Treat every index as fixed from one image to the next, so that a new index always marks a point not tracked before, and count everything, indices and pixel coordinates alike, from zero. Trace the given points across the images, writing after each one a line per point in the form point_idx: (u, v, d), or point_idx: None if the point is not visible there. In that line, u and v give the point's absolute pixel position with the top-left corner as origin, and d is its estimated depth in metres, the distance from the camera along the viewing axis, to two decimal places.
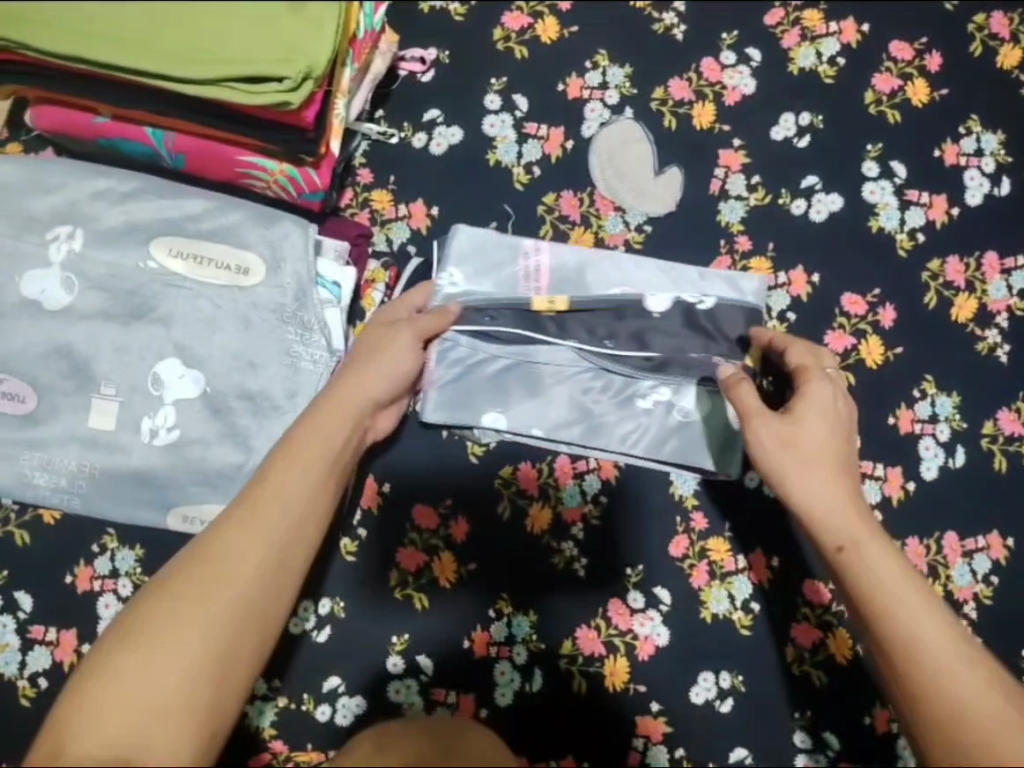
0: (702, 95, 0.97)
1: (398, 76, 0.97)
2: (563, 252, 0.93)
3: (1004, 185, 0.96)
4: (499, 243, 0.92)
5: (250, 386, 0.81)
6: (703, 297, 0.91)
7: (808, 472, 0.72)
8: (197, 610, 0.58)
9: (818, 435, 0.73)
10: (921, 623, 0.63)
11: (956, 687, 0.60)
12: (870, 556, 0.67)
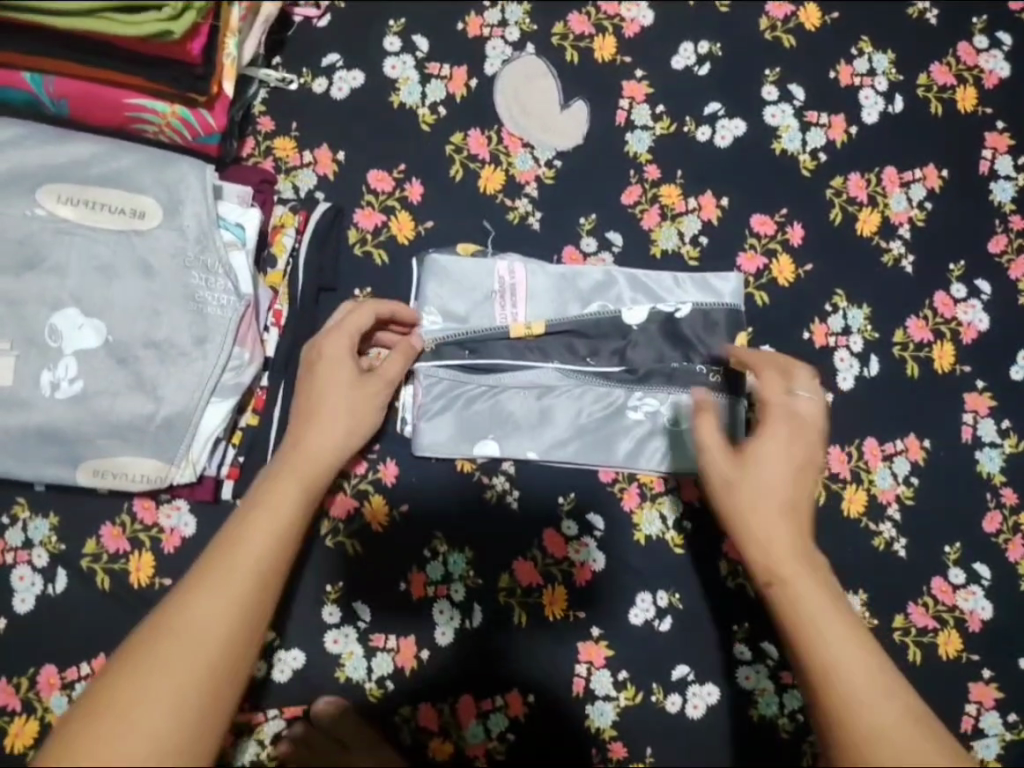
0: (602, 28, 0.99)
1: (293, 23, 0.96)
2: (537, 270, 0.91)
3: (897, 102, 1.00)
4: (470, 270, 0.91)
5: (156, 335, 0.79)
6: (679, 306, 0.90)
7: (749, 513, 0.65)
8: (168, 673, 0.53)
9: (768, 479, 0.67)
10: (874, 676, 0.58)
11: (903, 744, 0.55)
12: (801, 586, 0.62)
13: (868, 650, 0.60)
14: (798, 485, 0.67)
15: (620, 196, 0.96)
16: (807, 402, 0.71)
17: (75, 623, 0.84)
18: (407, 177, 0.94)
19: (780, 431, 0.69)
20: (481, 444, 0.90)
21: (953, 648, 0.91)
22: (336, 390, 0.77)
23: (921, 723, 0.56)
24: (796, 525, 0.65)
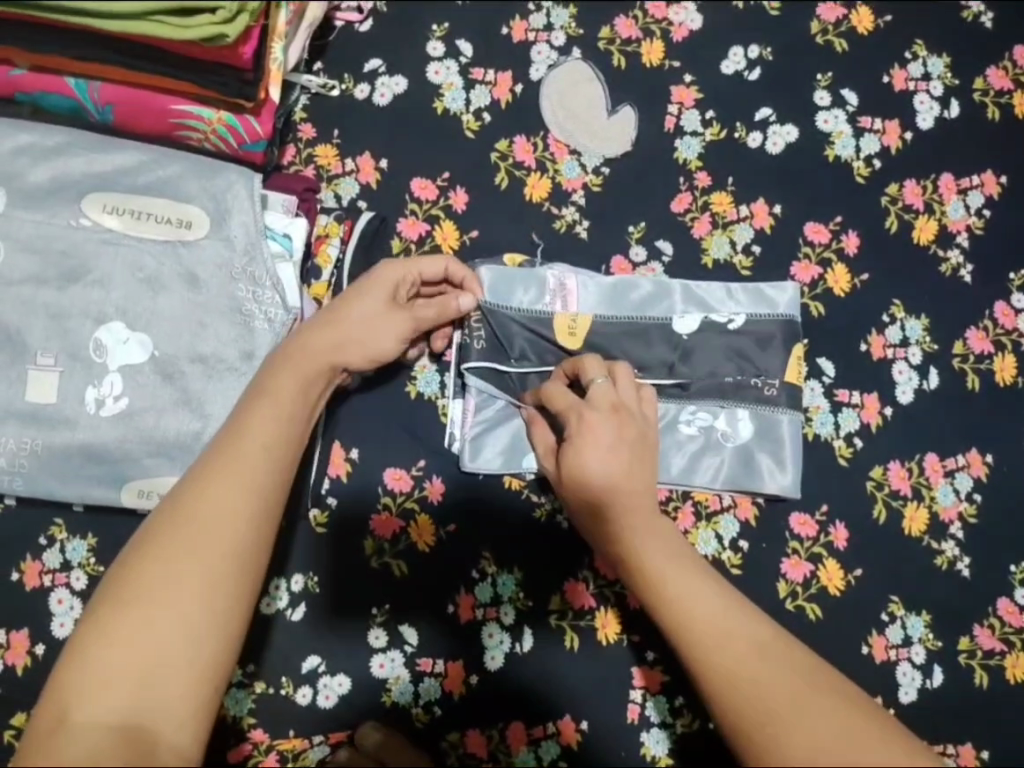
0: (649, 32, 0.97)
1: (335, 27, 0.95)
2: (587, 279, 0.89)
3: (953, 107, 0.97)
4: (518, 274, 0.88)
5: (202, 349, 0.76)
6: (732, 317, 0.88)
7: (599, 488, 0.67)
8: (183, 557, 0.51)
9: (605, 462, 0.67)
10: (722, 623, 0.57)
11: (756, 677, 0.54)
12: (648, 548, 0.64)
13: (725, 595, 0.59)
14: (623, 458, 0.67)
15: (670, 203, 0.94)
16: (597, 388, 0.72)
17: None
18: (451, 186, 0.93)
19: (597, 421, 0.69)
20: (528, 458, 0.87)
21: (1021, 673, 0.88)
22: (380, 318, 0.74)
23: (780, 651, 0.55)
24: (635, 502, 0.66)
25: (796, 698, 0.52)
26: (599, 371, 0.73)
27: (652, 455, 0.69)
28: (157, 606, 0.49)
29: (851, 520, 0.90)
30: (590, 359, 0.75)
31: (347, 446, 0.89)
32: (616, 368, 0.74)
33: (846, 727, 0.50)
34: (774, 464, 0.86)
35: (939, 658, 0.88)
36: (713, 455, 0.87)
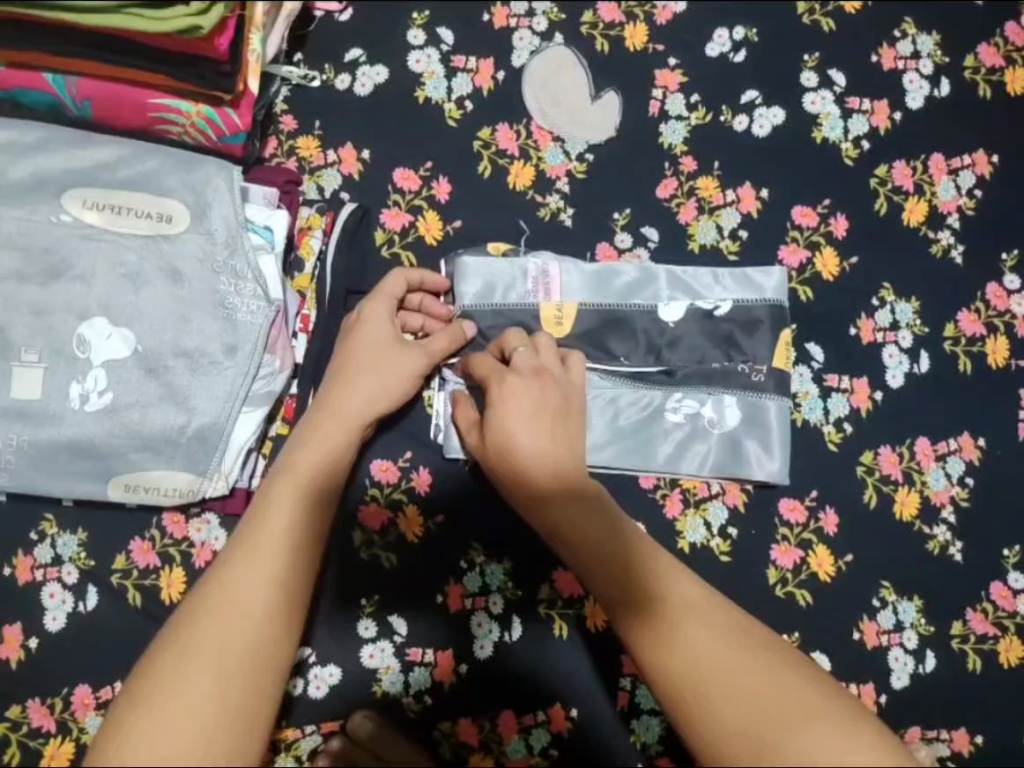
0: (632, 16, 0.96)
1: (314, 17, 0.94)
2: (570, 266, 0.88)
3: (943, 86, 0.95)
4: (497, 266, 0.87)
5: (185, 343, 0.76)
6: (718, 302, 0.87)
7: (524, 456, 0.71)
8: (205, 649, 0.55)
9: (531, 433, 0.72)
10: (660, 595, 0.62)
11: (687, 639, 0.58)
12: (580, 521, 0.68)
13: (666, 568, 0.65)
14: (547, 429, 0.73)
15: (655, 190, 0.93)
16: (520, 358, 0.77)
17: (107, 639, 0.83)
18: (434, 176, 0.92)
19: (518, 384, 0.75)
20: None
21: (1014, 656, 0.87)
22: (374, 365, 0.79)
23: (715, 616, 0.60)
24: (567, 478, 0.70)
25: (722, 655, 0.57)
26: (520, 342, 0.80)
27: (574, 419, 0.75)
28: (178, 692, 0.52)
29: (841, 505, 0.89)
30: (511, 332, 0.81)
31: None
32: (536, 338, 0.80)
33: (767, 682, 0.55)
34: (762, 450, 0.86)
35: (931, 643, 0.87)
36: (700, 442, 0.86)
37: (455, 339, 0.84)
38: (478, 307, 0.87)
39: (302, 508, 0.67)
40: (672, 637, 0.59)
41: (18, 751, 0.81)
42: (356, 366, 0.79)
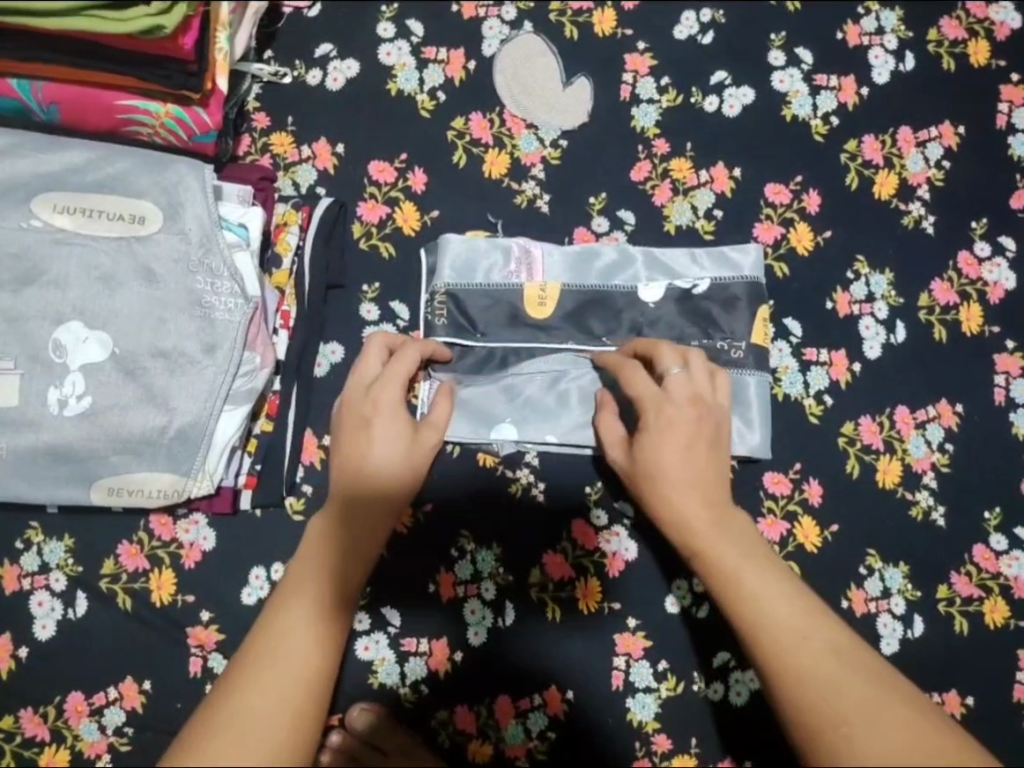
0: (600, 1, 0.96)
1: (282, 13, 0.94)
2: (552, 249, 0.89)
3: (907, 60, 0.97)
4: (480, 247, 0.88)
5: (163, 344, 0.76)
6: (695, 281, 0.88)
7: (666, 480, 0.70)
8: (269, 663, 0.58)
9: (676, 460, 0.70)
10: (799, 624, 0.60)
11: (829, 690, 0.56)
12: (722, 552, 0.66)
13: (799, 599, 0.62)
14: (692, 459, 0.70)
15: (630, 173, 0.94)
16: (676, 378, 0.74)
17: (100, 644, 0.83)
18: (409, 168, 0.92)
19: (677, 415, 0.71)
20: (498, 428, 0.86)
21: (1000, 616, 0.88)
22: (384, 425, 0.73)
23: (859, 667, 0.58)
24: (713, 500, 0.69)
25: (874, 704, 0.55)
26: (673, 360, 0.76)
27: (719, 441, 0.72)
28: (244, 699, 0.56)
29: (825, 477, 0.90)
30: (663, 347, 0.78)
31: (319, 434, 0.87)
32: (691, 356, 0.76)
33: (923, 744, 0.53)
34: (744, 425, 0.87)
35: (918, 608, 0.89)
36: None
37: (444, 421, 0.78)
38: (460, 286, 0.87)
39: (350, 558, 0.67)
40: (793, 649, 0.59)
41: (13, 761, 0.81)
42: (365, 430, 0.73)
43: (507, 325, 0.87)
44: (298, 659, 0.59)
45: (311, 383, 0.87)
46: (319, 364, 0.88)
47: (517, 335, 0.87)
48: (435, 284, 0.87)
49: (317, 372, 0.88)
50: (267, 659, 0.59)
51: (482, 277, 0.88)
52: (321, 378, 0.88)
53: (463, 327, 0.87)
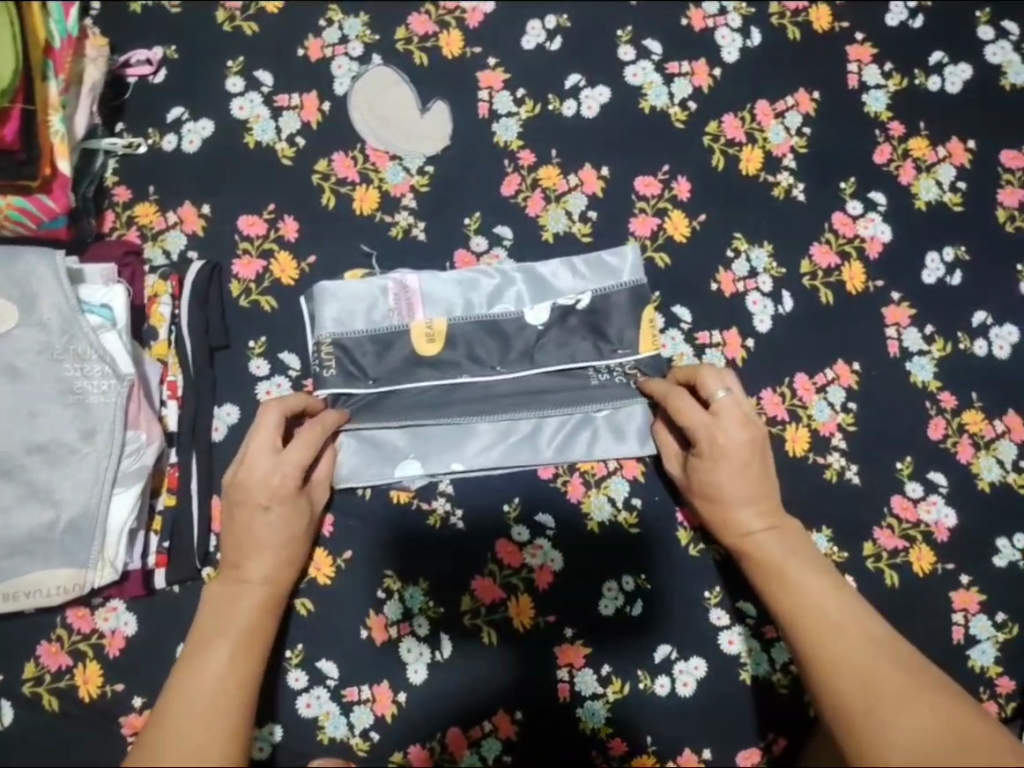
0: (444, 24, 0.97)
1: (127, 84, 0.93)
2: (432, 281, 0.89)
3: (754, 35, 0.98)
4: (361, 291, 0.88)
5: (39, 437, 0.75)
6: (578, 296, 0.89)
7: (725, 506, 0.76)
8: (195, 697, 0.63)
9: (730, 484, 0.75)
10: (836, 617, 0.66)
11: (855, 667, 0.62)
12: (774, 555, 0.72)
13: (844, 597, 0.68)
14: (746, 477, 0.75)
15: (500, 188, 0.94)
16: (724, 403, 0.76)
17: (32, 749, 0.81)
18: (278, 218, 0.92)
19: (729, 442, 0.75)
20: (403, 463, 0.86)
21: (927, 563, 0.90)
22: (277, 512, 0.74)
23: (895, 656, 0.63)
24: (770, 512, 0.75)
25: (898, 693, 0.59)
26: (718, 384, 0.78)
27: (766, 461, 0.76)
28: (166, 727, 0.61)
29: None
30: (705, 370, 0.79)
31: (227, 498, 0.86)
32: (732, 379, 0.79)
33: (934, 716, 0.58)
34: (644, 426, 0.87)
35: (847, 569, 0.89)
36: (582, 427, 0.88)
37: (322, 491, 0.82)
38: (346, 334, 0.87)
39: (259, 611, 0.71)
40: (834, 638, 0.64)
41: None
42: (261, 513, 0.74)
43: (398, 366, 0.87)
44: (213, 710, 0.63)
45: (210, 447, 0.86)
46: (216, 429, 0.87)
47: (408, 374, 0.87)
48: (320, 333, 0.87)
49: (215, 437, 0.86)
50: (182, 717, 0.61)
51: (366, 323, 0.87)
52: (220, 442, 0.86)
53: (354, 375, 0.86)
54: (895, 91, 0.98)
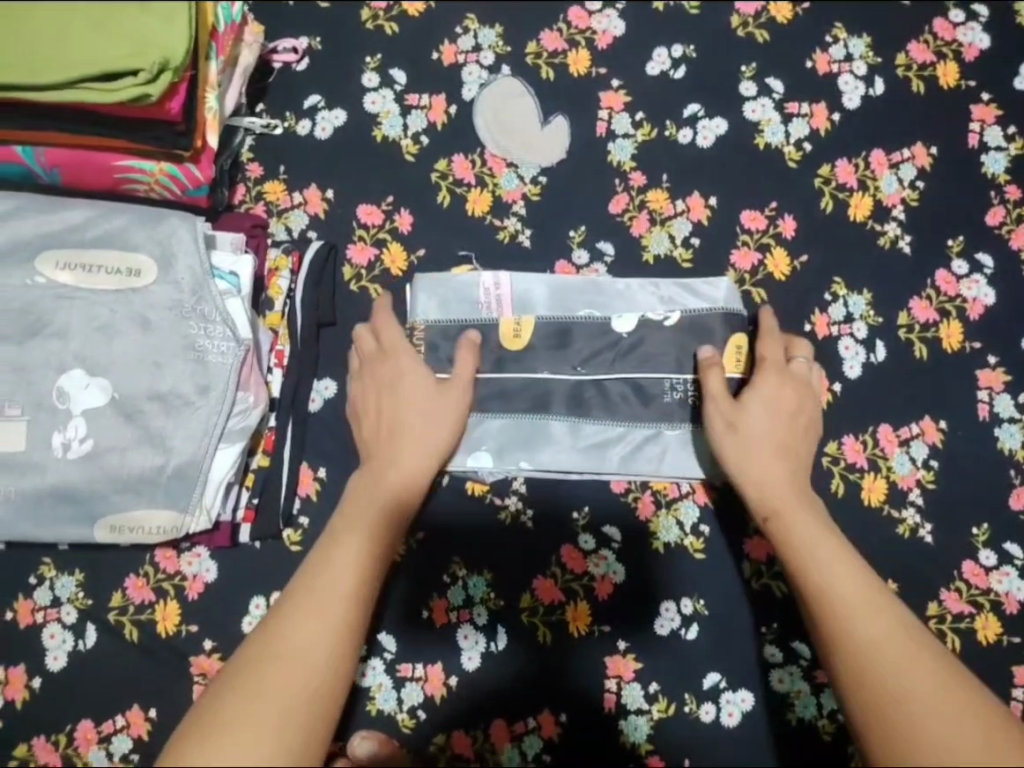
0: (574, 43, 1.00)
1: (273, 69, 1.00)
2: (522, 279, 0.93)
3: (878, 85, 0.99)
4: (460, 283, 0.93)
5: (159, 387, 0.80)
6: (667, 314, 0.91)
7: (753, 435, 0.79)
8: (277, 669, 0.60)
9: (764, 422, 0.80)
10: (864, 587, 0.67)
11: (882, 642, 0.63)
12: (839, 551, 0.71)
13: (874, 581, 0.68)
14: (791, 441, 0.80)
15: (607, 205, 0.97)
16: (799, 366, 0.84)
17: (109, 674, 0.87)
18: (395, 209, 0.97)
19: (775, 388, 0.82)
20: (475, 455, 0.90)
21: (992, 634, 0.88)
22: (418, 377, 0.84)
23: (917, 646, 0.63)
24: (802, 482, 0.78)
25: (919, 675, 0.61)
26: (783, 349, 0.86)
27: (800, 435, 0.81)
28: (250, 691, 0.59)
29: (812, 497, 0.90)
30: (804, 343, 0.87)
31: (315, 466, 0.91)
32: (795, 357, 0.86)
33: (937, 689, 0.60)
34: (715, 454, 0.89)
35: None
36: (654, 447, 0.90)
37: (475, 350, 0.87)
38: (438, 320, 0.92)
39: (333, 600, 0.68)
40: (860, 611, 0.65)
41: None
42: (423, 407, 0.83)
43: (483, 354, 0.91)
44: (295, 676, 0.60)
45: (307, 416, 0.91)
46: (313, 400, 0.92)
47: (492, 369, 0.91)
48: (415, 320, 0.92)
49: (312, 407, 0.92)
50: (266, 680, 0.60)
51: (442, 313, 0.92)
52: (316, 412, 0.92)
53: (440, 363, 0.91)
54: (1016, 154, 0.97)
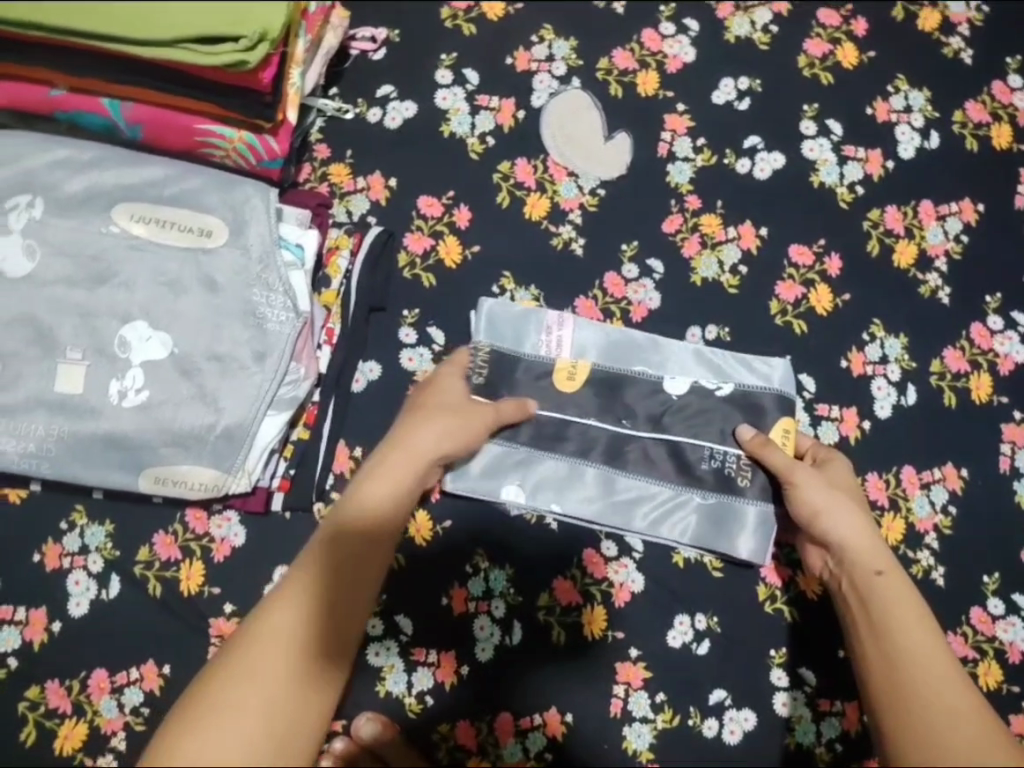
0: (644, 64, 1.03)
1: (349, 56, 1.03)
2: (585, 325, 0.95)
3: (933, 138, 1.02)
4: (523, 318, 0.94)
5: (218, 348, 0.82)
6: (720, 383, 0.93)
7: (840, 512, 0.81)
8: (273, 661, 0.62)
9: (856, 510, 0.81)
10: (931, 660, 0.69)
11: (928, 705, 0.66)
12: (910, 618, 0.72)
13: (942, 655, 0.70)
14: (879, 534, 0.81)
15: (661, 224, 1.00)
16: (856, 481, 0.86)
17: (128, 627, 0.88)
18: (455, 204, 0.99)
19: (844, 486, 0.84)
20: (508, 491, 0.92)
21: (993, 681, 0.90)
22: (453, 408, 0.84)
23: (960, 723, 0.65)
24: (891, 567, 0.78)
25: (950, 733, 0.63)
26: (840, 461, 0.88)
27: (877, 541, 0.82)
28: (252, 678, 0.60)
29: None
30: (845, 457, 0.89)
31: (351, 445, 0.92)
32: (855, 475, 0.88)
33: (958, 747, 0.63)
34: (739, 532, 0.91)
35: None
36: (679, 515, 0.92)
37: (520, 406, 0.89)
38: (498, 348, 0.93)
39: (362, 562, 0.69)
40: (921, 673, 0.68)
41: (35, 730, 0.86)
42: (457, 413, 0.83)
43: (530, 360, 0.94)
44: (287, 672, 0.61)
45: (349, 395, 0.93)
46: (356, 380, 0.94)
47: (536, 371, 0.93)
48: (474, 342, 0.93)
49: (354, 388, 0.94)
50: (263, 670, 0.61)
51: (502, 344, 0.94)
52: (358, 393, 0.93)
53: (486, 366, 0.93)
54: None
